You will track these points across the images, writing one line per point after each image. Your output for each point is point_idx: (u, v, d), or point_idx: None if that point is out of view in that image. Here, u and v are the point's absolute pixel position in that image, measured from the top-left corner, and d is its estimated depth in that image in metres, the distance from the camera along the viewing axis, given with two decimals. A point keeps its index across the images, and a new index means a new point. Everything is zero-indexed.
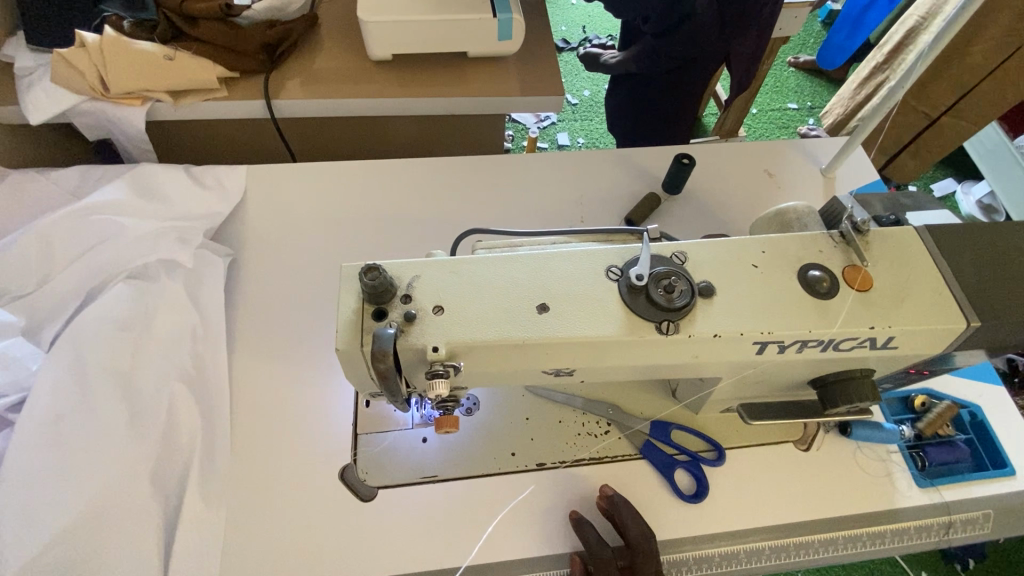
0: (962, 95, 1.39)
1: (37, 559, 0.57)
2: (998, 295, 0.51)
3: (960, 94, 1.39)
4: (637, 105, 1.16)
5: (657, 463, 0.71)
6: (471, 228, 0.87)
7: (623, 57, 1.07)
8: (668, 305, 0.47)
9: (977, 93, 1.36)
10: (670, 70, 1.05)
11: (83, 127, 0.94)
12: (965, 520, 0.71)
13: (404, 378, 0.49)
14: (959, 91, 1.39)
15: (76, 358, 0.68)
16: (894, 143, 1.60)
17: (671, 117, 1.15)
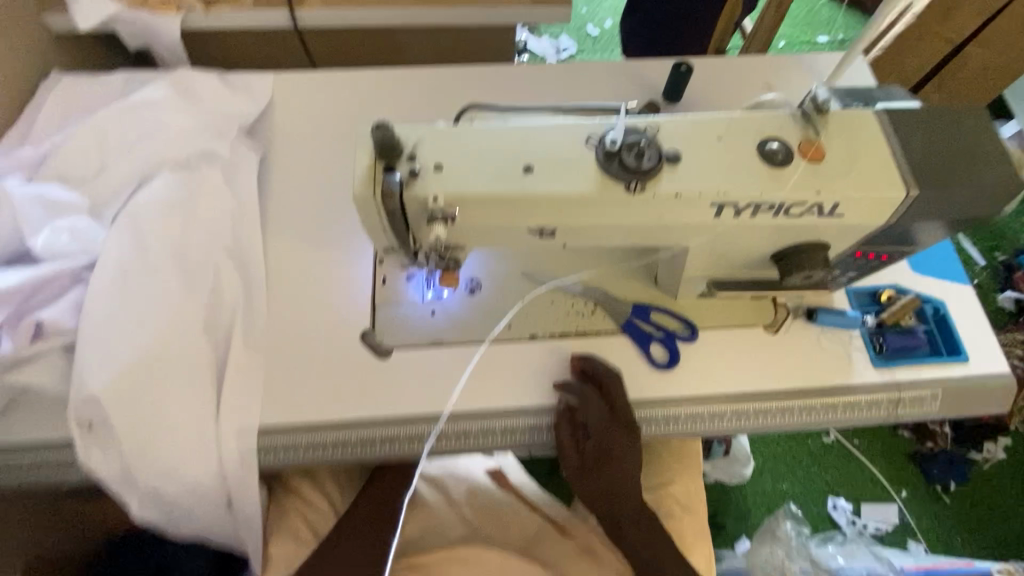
0: (989, 18, 1.34)
1: (116, 380, 0.70)
2: (939, 168, 0.57)
3: (987, 18, 1.34)
4: None
5: (635, 337, 0.80)
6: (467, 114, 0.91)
7: None
8: (637, 167, 0.55)
9: (1006, 17, 1.32)
10: None
11: (124, 36, 1.02)
12: (913, 397, 0.79)
13: (410, 227, 0.57)
14: (986, 15, 1.33)
15: (135, 227, 0.79)
16: (914, 76, 1.51)
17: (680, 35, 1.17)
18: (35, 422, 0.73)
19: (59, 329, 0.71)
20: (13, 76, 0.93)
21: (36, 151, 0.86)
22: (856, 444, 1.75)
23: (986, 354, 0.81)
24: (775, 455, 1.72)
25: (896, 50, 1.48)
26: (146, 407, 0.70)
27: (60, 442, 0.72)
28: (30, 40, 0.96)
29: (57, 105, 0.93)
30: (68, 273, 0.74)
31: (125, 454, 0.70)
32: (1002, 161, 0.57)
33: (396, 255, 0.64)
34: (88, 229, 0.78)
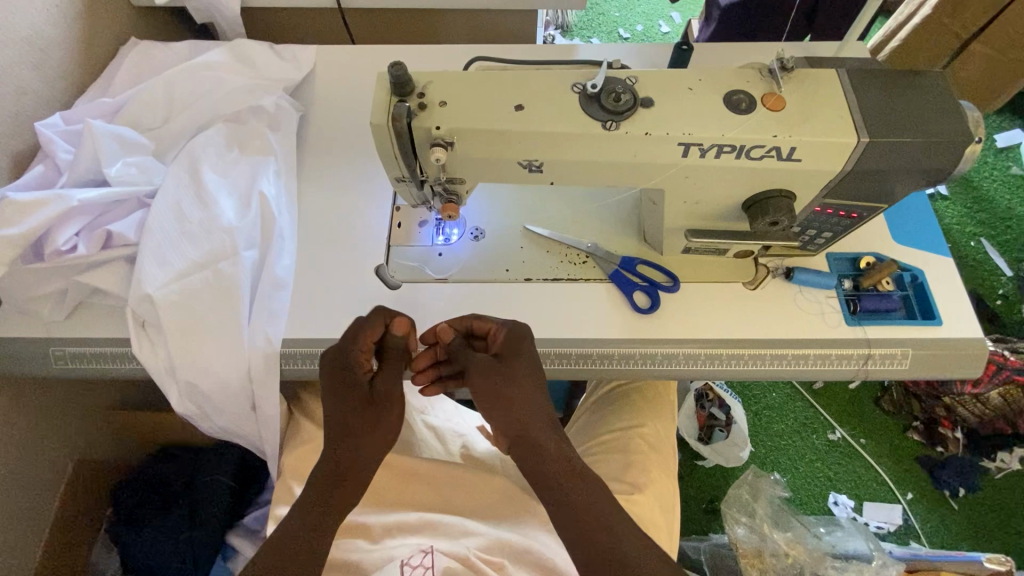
0: (996, 14, 1.32)
1: (167, 285, 0.81)
2: (891, 121, 0.64)
3: (994, 14, 1.32)
4: None
5: (620, 285, 0.87)
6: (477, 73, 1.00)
7: None
8: (613, 109, 0.63)
9: (1015, 12, 1.30)
10: None
11: (193, 11, 1.18)
12: (883, 354, 0.83)
13: (418, 155, 0.68)
14: (995, 11, 1.31)
15: (191, 162, 0.92)
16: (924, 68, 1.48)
17: None
18: (98, 321, 0.86)
19: (123, 240, 0.83)
20: (100, 41, 1.10)
21: (114, 101, 1.00)
22: (863, 443, 1.72)
23: (961, 319, 0.84)
24: (777, 448, 1.72)
25: (909, 44, 1.45)
26: (192, 309, 0.82)
27: (117, 339, 0.84)
28: (118, 11, 1.13)
29: (133, 65, 1.08)
30: (135, 199, 0.88)
31: (170, 349, 0.81)
32: (953, 116, 0.64)
33: (406, 186, 0.74)
34: (152, 166, 0.92)
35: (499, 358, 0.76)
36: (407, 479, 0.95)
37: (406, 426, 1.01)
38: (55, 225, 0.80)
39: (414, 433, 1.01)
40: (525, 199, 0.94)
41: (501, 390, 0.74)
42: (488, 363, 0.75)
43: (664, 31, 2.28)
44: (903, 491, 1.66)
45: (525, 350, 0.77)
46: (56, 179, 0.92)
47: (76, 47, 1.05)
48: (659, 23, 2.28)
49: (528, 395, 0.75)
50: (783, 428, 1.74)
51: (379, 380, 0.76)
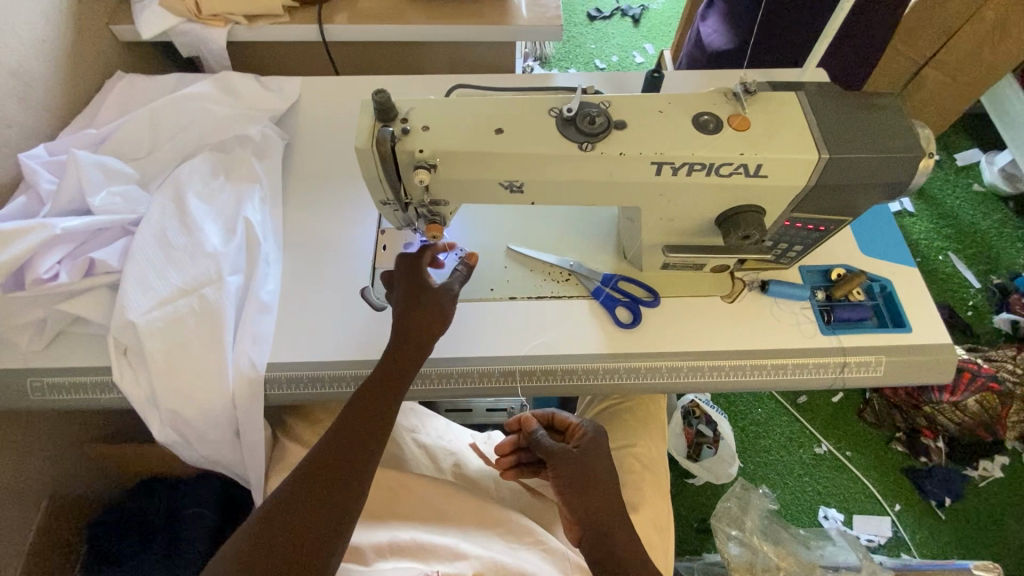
0: (945, 42, 1.41)
1: (151, 311, 0.81)
2: (849, 138, 0.68)
3: (943, 42, 1.41)
4: None
5: (603, 301, 0.89)
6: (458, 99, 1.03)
7: None
8: (589, 131, 0.66)
9: (961, 38, 1.39)
10: None
11: (180, 45, 1.21)
12: (858, 362, 0.86)
13: (402, 177, 0.70)
14: (944, 38, 1.40)
15: (176, 191, 0.92)
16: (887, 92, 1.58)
17: None
18: (78, 350, 0.85)
19: (107, 268, 0.83)
20: (86, 74, 1.12)
21: (99, 132, 1.01)
22: (849, 456, 1.74)
23: (930, 327, 0.88)
24: (765, 463, 1.73)
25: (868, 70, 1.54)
26: (177, 335, 0.81)
27: (97, 368, 0.83)
28: (104, 46, 1.16)
29: (119, 97, 1.10)
30: (119, 227, 0.88)
31: (154, 377, 0.80)
32: (906, 132, 0.68)
33: (391, 208, 0.76)
34: (136, 195, 0.92)
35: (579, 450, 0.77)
36: (395, 502, 0.94)
37: (395, 449, 1.01)
38: (36, 254, 0.80)
39: (402, 456, 1.01)
40: (508, 220, 0.97)
41: (583, 479, 0.75)
42: (567, 453, 0.77)
43: (638, 61, 2.39)
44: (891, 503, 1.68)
45: (602, 455, 0.78)
46: (39, 209, 0.92)
47: (61, 80, 1.06)
48: (633, 53, 2.38)
49: (603, 482, 0.76)
50: (770, 443, 1.75)
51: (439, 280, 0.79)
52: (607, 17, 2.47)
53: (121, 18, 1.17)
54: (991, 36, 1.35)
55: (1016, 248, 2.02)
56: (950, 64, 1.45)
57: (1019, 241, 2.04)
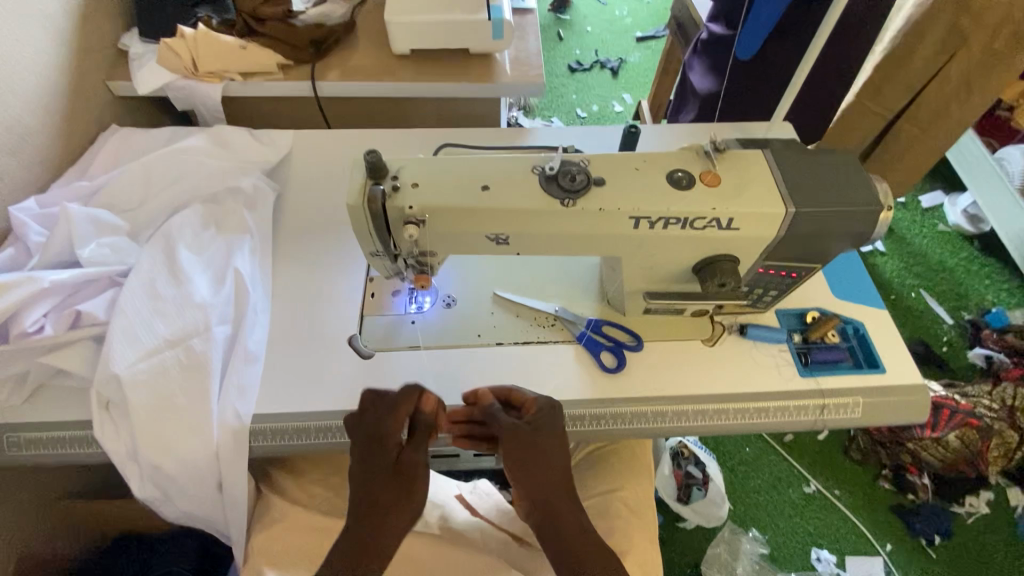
0: (912, 98, 1.48)
1: (136, 363, 0.80)
2: (813, 193, 0.72)
3: (910, 97, 1.48)
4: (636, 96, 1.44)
5: (588, 346, 0.91)
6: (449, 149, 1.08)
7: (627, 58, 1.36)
8: (569, 188, 0.70)
9: (926, 94, 1.46)
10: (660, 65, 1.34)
11: (175, 100, 1.25)
12: (836, 403, 0.88)
13: (392, 232, 0.72)
14: (910, 93, 1.47)
15: (166, 243, 0.94)
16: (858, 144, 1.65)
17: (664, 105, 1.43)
18: (58, 404, 0.83)
19: (93, 320, 0.83)
20: (81, 128, 1.15)
21: (91, 184, 1.02)
22: (838, 494, 1.74)
23: (903, 367, 0.91)
24: (756, 505, 1.72)
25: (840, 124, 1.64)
26: (161, 387, 0.81)
27: (78, 422, 0.82)
28: (100, 101, 1.19)
29: (112, 150, 1.12)
30: (107, 278, 0.88)
31: (136, 431, 0.79)
32: (865, 187, 0.73)
33: (380, 260, 0.78)
34: (126, 246, 0.93)
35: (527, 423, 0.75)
36: None
37: None
38: (22, 307, 0.80)
39: None
40: (494, 267, 0.99)
41: (531, 453, 0.74)
42: (518, 430, 0.74)
43: (617, 109, 2.51)
44: (882, 544, 1.67)
45: (554, 425, 0.77)
46: (27, 262, 0.92)
47: (55, 134, 1.09)
48: (612, 103, 2.51)
49: (550, 458, 0.76)
50: (759, 484, 1.75)
51: (407, 452, 0.75)
52: (587, 69, 2.60)
53: (118, 75, 1.21)
54: (958, 94, 1.40)
55: (984, 285, 2.11)
56: (920, 120, 1.50)
57: (986, 278, 2.12)
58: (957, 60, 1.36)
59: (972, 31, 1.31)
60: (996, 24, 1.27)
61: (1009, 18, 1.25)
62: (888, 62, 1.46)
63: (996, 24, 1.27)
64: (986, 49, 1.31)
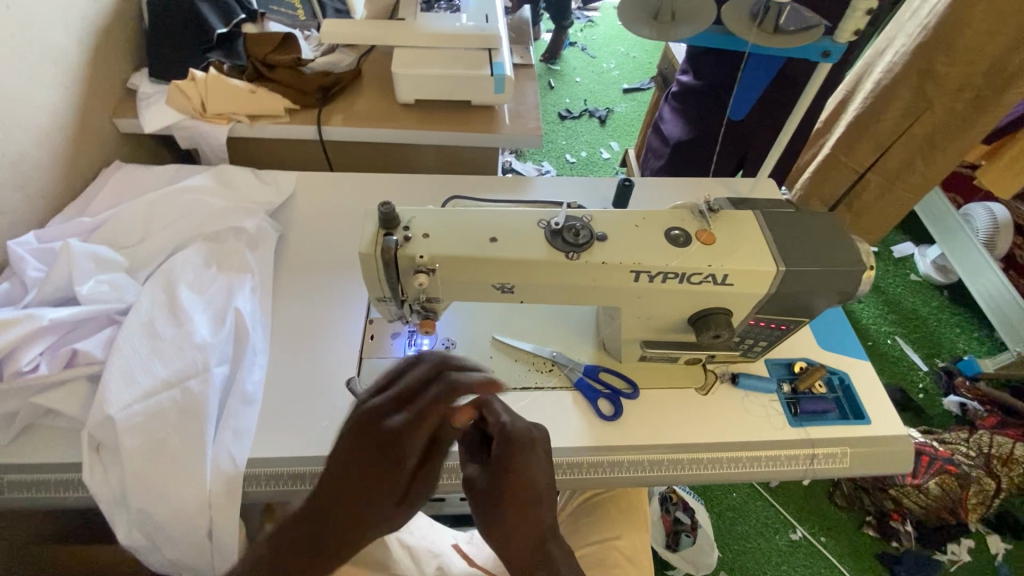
0: (881, 155, 1.56)
1: (132, 404, 0.79)
2: (801, 253, 0.77)
3: (880, 154, 1.56)
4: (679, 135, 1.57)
5: (586, 393, 0.92)
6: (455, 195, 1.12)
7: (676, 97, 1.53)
8: (574, 241, 0.73)
9: (895, 151, 1.53)
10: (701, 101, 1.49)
11: (179, 138, 1.27)
12: (826, 453, 0.91)
13: (401, 279, 0.74)
14: (880, 150, 1.55)
15: (167, 281, 0.94)
16: (832, 196, 1.72)
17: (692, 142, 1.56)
18: (46, 445, 0.81)
19: (88, 359, 0.82)
20: (83, 163, 1.15)
21: (93, 220, 1.03)
22: (824, 541, 1.74)
23: (887, 418, 0.94)
24: (743, 552, 1.71)
25: (820, 177, 1.73)
26: (156, 430, 0.79)
27: (65, 464, 0.80)
28: (104, 137, 1.21)
29: (115, 185, 1.13)
30: (105, 316, 0.88)
31: (126, 475, 0.77)
32: (849, 248, 0.77)
33: (386, 304, 0.80)
34: (124, 283, 0.92)
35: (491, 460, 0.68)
36: None
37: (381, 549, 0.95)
38: (19, 346, 0.79)
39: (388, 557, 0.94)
40: (493, 312, 1.01)
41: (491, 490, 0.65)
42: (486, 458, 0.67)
43: (605, 156, 2.61)
44: None
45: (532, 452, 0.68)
46: (21, 297, 0.91)
47: (59, 169, 1.09)
48: (600, 150, 2.61)
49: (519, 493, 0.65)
50: (746, 530, 1.75)
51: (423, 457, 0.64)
52: (576, 117, 2.72)
53: (125, 112, 1.23)
54: (922, 150, 1.48)
55: (954, 333, 2.20)
56: (890, 172, 1.58)
57: (957, 327, 2.22)
58: (922, 121, 1.44)
59: (934, 97, 1.39)
60: (958, 90, 1.35)
61: (968, 85, 1.34)
62: (860, 122, 1.57)
63: (957, 90, 1.35)
64: (947, 113, 1.39)
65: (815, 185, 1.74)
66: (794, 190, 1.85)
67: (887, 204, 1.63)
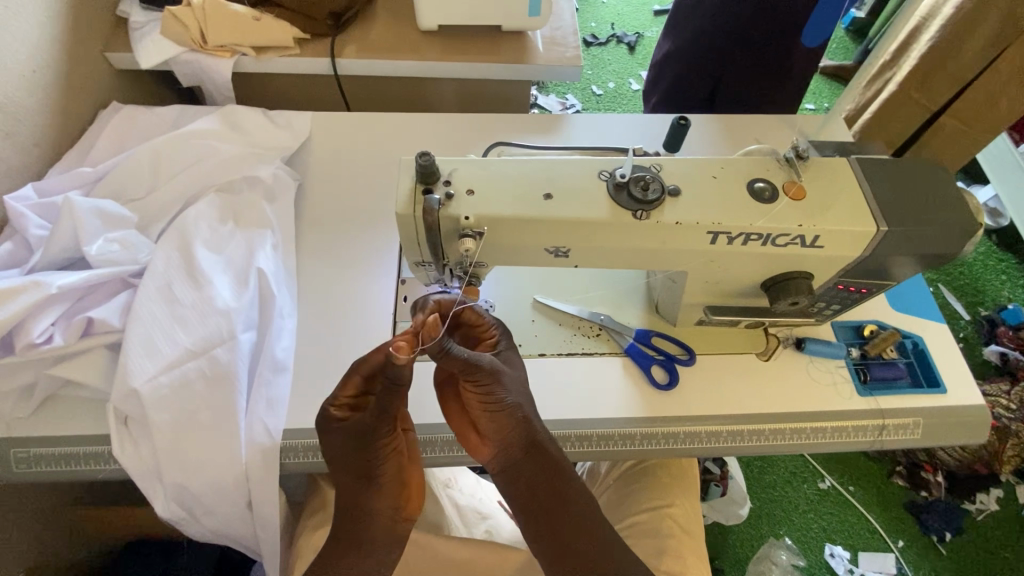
0: (960, 91, 1.30)
1: (157, 375, 0.74)
2: (902, 210, 0.66)
3: (958, 90, 1.31)
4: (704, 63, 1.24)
5: (637, 359, 0.85)
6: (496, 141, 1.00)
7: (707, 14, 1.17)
8: (643, 198, 0.63)
9: (979, 87, 1.27)
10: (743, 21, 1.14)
11: (180, 75, 1.15)
12: (897, 424, 0.84)
13: (443, 242, 0.66)
14: (960, 86, 1.29)
15: (181, 239, 0.85)
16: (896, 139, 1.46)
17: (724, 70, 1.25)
18: (73, 416, 0.77)
19: (106, 327, 0.76)
20: (78, 106, 1.04)
21: (95, 170, 0.93)
22: (853, 490, 1.73)
23: (964, 386, 0.87)
24: (770, 500, 1.71)
25: (882, 115, 1.46)
26: (185, 401, 0.75)
27: (95, 437, 0.76)
28: (97, 75, 1.09)
29: (115, 130, 1.03)
30: (118, 279, 0.81)
31: (159, 449, 0.74)
32: (959, 204, 0.66)
33: (425, 269, 0.72)
34: (135, 241, 0.84)
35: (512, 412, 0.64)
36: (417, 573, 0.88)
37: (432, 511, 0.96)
38: (30, 316, 0.73)
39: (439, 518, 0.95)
40: (536, 271, 0.92)
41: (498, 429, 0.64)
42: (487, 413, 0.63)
43: (634, 88, 2.40)
44: (902, 544, 1.66)
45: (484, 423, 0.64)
46: (28, 258, 0.84)
47: (52, 111, 0.99)
48: (629, 81, 2.39)
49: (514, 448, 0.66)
50: (774, 479, 1.74)
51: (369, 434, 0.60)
52: (603, 44, 2.48)
53: (118, 45, 1.10)
54: (1011, 85, 1.23)
55: (1001, 281, 2.07)
56: (968, 112, 1.32)
57: (1004, 274, 2.09)
58: (1013, 51, 1.19)
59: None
60: None
61: None
62: None
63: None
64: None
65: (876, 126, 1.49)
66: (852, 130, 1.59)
67: (963, 148, 1.39)
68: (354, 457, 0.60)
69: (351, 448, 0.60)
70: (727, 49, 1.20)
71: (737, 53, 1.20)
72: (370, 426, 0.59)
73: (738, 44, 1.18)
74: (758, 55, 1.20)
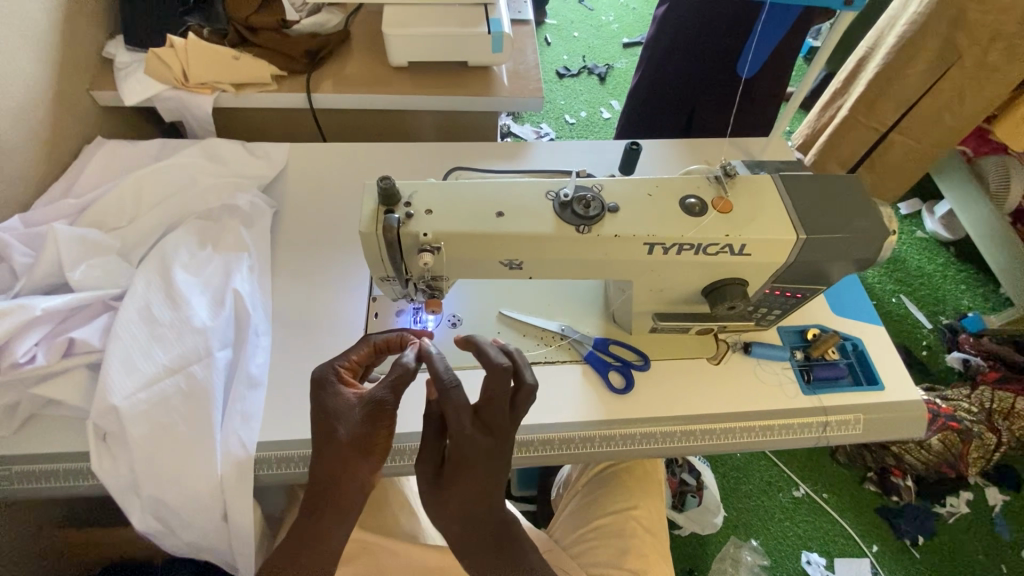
0: (906, 111, 1.39)
1: (136, 391, 0.78)
2: (820, 219, 0.73)
3: (904, 110, 1.40)
4: (661, 92, 1.35)
5: (596, 365, 0.91)
6: (457, 165, 1.07)
7: (660, 50, 1.28)
8: (584, 215, 0.70)
9: (922, 107, 1.37)
10: (690, 56, 1.24)
11: (163, 111, 1.21)
12: (839, 421, 0.90)
13: (404, 257, 0.72)
14: (905, 108, 1.39)
15: (161, 264, 0.90)
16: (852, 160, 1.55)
17: (678, 96, 1.34)
18: (52, 435, 0.80)
19: (87, 347, 0.80)
20: (63, 142, 1.09)
21: (78, 201, 0.98)
22: (827, 497, 1.77)
23: (902, 383, 0.93)
24: (747, 510, 1.74)
25: (834, 140, 1.56)
26: (163, 416, 0.78)
27: (73, 453, 0.79)
28: (82, 112, 1.14)
29: (99, 164, 1.08)
30: (99, 301, 0.85)
31: (135, 463, 0.77)
32: (870, 214, 0.73)
33: (390, 284, 0.78)
34: (116, 266, 0.89)
35: (495, 435, 0.65)
36: None
37: (406, 521, 0.98)
38: (13, 338, 0.76)
39: (412, 528, 0.98)
40: (500, 286, 0.98)
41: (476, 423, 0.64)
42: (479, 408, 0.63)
43: (605, 115, 2.52)
44: (875, 548, 1.69)
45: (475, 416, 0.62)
46: (12, 284, 0.87)
47: (39, 146, 1.04)
48: (600, 109, 2.51)
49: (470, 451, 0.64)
50: (750, 488, 1.77)
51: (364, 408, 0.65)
52: (574, 75, 2.61)
53: (103, 84, 1.16)
54: (949, 104, 1.32)
55: (960, 290, 2.17)
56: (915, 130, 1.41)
57: (962, 284, 2.18)
58: (951, 73, 1.28)
59: (963, 46, 1.24)
60: (987, 40, 1.20)
61: (999, 35, 1.19)
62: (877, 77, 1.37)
63: (985, 41, 1.21)
64: (978, 63, 1.24)
65: (829, 149, 1.58)
66: (807, 158, 1.68)
67: (913, 164, 1.47)
68: (361, 432, 0.64)
69: (359, 420, 0.64)
70: (679, 80, 1.30)
71: (688, 84, 1.31)
72: (379, 398, 0.64)
73: (695, 72, 1.27)
74: (710, 83, 1.29)
